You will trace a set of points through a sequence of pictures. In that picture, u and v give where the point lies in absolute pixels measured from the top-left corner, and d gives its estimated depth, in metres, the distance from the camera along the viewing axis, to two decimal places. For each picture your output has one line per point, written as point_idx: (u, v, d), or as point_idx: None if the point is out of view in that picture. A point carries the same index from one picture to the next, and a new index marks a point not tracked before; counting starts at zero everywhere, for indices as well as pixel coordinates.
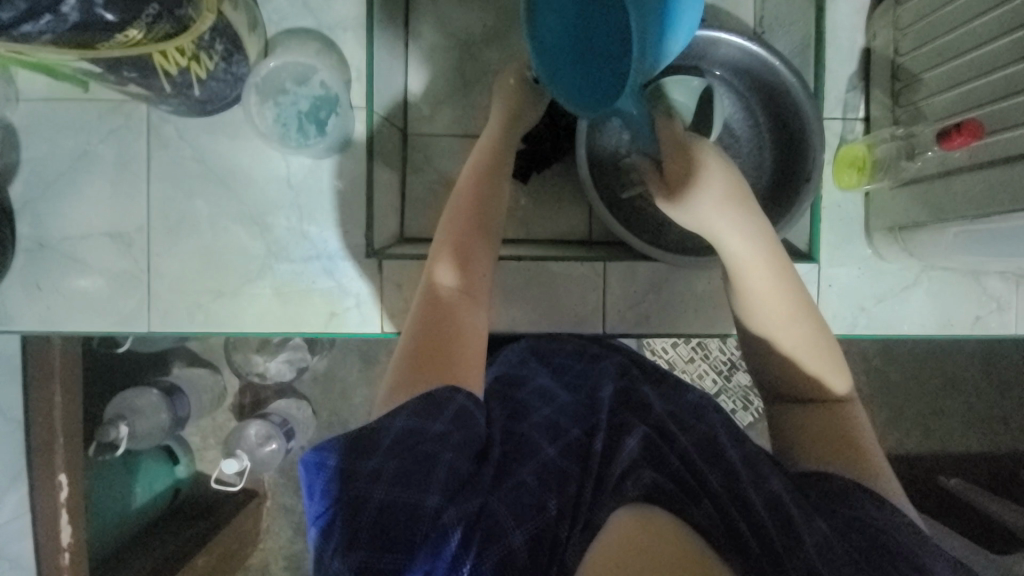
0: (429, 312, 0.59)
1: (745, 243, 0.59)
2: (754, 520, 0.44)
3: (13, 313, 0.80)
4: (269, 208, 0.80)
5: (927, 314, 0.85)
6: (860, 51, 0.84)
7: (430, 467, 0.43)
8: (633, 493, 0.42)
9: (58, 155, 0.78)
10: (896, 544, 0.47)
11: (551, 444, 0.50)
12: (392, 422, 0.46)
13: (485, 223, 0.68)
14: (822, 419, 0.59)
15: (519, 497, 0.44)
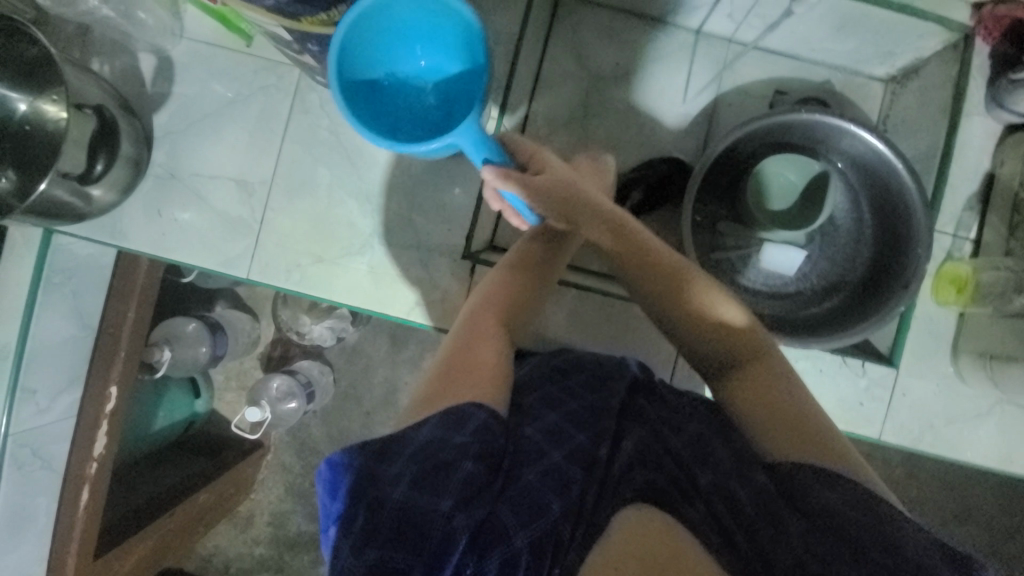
0: (461, 347, 0.61)
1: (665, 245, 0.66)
2: (720, 514, 0.52)
3: (126, 231, 0.84)
4: (385, 191, 0.84)
5: (992, 445, 0.84)
6: (984, 173, 0.85)
7: (447, 470, 0.49)
8: (631, 495, 0.51)
9: (207, 96, 0.83)
10: (863, 533, 0.50)
11: (556, 449, 0.54)
12: (415, 434, 0.52)
13: (538, 271, 0.70)
14: (755, 375, 0.60)
15: (525, 501, 0.48)
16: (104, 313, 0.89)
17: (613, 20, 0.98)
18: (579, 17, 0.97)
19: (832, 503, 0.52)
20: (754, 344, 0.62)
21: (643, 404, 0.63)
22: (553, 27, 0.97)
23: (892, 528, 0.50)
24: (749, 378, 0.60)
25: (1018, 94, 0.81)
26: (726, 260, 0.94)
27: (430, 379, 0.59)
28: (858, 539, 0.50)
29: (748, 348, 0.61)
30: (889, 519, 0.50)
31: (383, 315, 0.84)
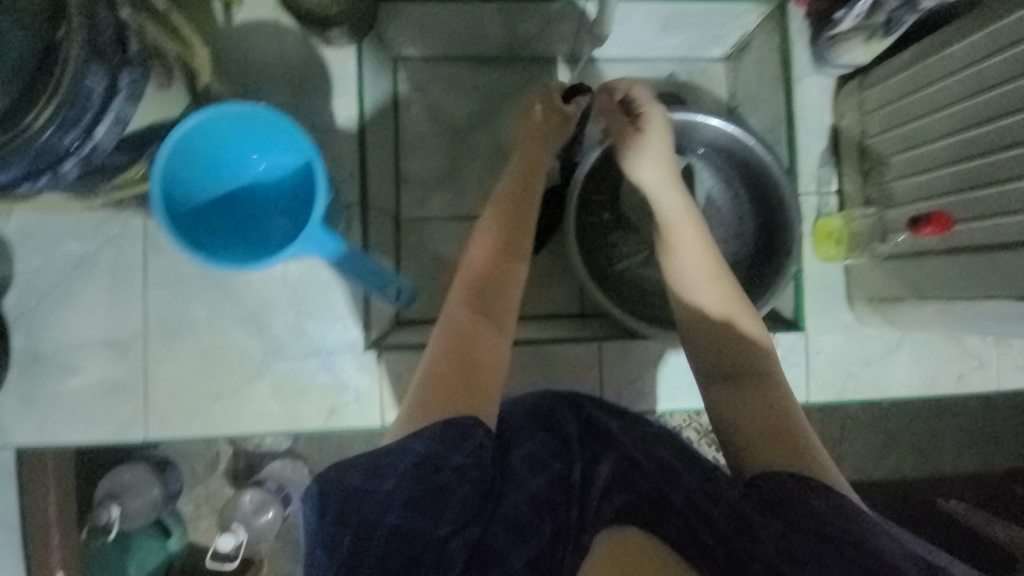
0: (459, 341, 0.54)
1: (677, 224, 0.62)
2: (694, 516, 0.47)
3: (11, 425, 0.79)
4: (267, 308, 0.81)
5: (911, 375, 0.88)
6: (829, 128, 0.88)
7: (444, 499, 0.44)
8: (609, 517, 0.48)
9: (52, 265, 0.78)
10: (845, 534, 0.42)
11: (539, 475, 0.49)
12: (411, 445, 0.46)
13: (517, 250, 0.63)
14: (747, 390, 0.54)
15: (519, 524, 0.45)
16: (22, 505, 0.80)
17: (454, 69, 0.95)
18: (421, 72, 0.93)
19: (816, 509, 0.44)
20: (738, 334, 0.57)
21: (604, 421, 0.57)
22: (400, 89, 0.93)
23: (875, 535, 0.42)
24: (743, 386, 0.54)
25: (836, 50, 0.82)
26: (626, 269, 0.90)
27: (430, 373, 0.52)
28: (842, 545, 0.42)
29: (734, 349, 0.56)
30: (865, 518, 0.43)
31: (299, 432, 0.81)
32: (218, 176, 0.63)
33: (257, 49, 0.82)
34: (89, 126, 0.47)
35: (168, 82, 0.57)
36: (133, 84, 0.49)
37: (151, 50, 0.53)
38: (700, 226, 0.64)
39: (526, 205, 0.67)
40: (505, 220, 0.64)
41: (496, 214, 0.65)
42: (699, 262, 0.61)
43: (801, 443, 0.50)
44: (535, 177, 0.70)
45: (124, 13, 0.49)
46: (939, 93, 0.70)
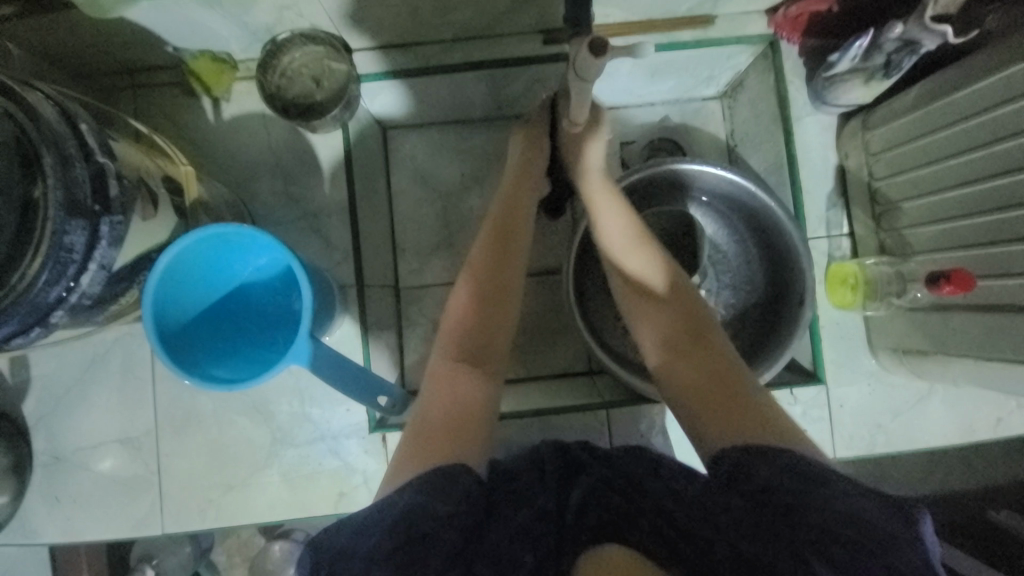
0: (451, 396, 0.56)
1: (618, 222, 0.67)
2: (665, 523, 0.46)
3: (36, 527, 0.81)
4: (271, 396, 0.81)
5: (947, 423, 0.82)
6: (835, 168, 0.85)
7: (428, 545, 0.45)
8: (585, 537, 0.47)
9: (67, 367, 0.81)
10: (802, 500, 0.45)
11: (521, 510, 0.49)
12: (396, 499, 0.48)
13: (505, 288, 0.63)
14: (699, 353, 0.58)
15: (500, 559, 0.45)
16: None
17: (443, 134, 0.93)
18: (410, 140, 0.93)
19: (772, 479, 0.47)
20: (672, 308, 0.62)
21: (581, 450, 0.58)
22: (391, 160, 0.92)
23: (827, 490, 0.45)
24: (683, 356, 0.58)
25: (835, 90, 0.78)
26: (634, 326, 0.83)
27: (424, 421, 0.55)
28: (798, 509, 0.45)
29: (687, 331, 0.60)
30: (816, 475, 0.46)
31: (311, 518, 0.81)
32: (210, 283, 0.64)
33: (246, 139, 0.83)
34: (73, 277, 0.48)
35: (154, 207, 0.60)
36: (114, 228, 0.50)
37: (129, 185, 0.54)
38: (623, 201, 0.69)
39: (510, 271, 0.63)
40: (484, 263, 0.63)
41: (478, 252, 0.65)
42: (623, 234, 0.66)
43: (745, 404, 0.53)
44: (520, 214, 0.67)
45: (101, 159, 0.50)
46: (945, 142, 0.68)
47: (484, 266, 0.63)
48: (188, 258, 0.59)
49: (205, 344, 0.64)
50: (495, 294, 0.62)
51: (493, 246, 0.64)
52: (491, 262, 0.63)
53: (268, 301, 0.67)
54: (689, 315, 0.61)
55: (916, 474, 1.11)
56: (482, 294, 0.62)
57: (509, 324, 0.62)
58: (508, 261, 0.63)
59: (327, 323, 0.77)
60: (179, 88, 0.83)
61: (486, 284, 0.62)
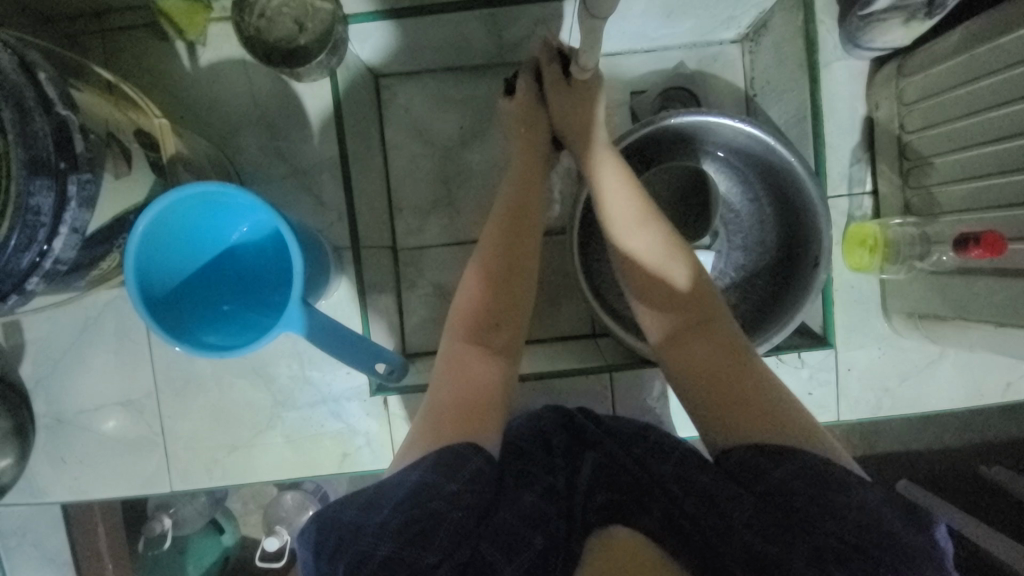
0: (462, 384, 0.55)
1: (622, 206, 0.62)
2: (677, 513, 0.49)
3: (46, 486, 0.82)
4: (270, 359, 0.80)
5: (956, 387, 0.80)
6: (862, 120, 0.78)
7: (434, 525, 0.45)
8: (595, 520, 0.51)
9: (61, 331, 0.79)
10: (806, 501, 0.46)
11: (528, 490, 0.51)
12: (410, 476, 0.49)
13: (522, 255, 0.61)
14: (702, 350, 0.55)
15: (506, 534, 0.46)
16: (74, 541, 0.94)
17: (440, 83, 0.86)
18: (404, 90, 0.86)
19: (779, 480, 0.47)
20: (678, 287, 0.58)
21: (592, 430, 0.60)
22: (384, 111, 0.86)
23: (837, 495, 0.45)
24: (682, 343, 0.57)
25: (870, 32, 0.71)
26: None
27: (434, 414, 0.54)
28: (804, 511, 0.45)
29: (693, 318, 0.57)
30: (828, 477, 0.46)
31: (316, 477, 0.82)
32: (197, 246, 0.62)
33: (227, 89, 0.77)
34: (45, 242, 0.45)
35: (127, 165, 0.56)
36: (85, 189, 0.47)
37: (96, 140, 0.50)
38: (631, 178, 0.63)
39: (524, 247, 0.61)
40: (499, 241, 0.61)
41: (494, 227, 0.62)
42: (631, 213, 0.61)
43: (750, 397, 0.52)
44: (536, 179, 0.66)
45: (63, 111, 0.45)
46: (989, 91, 0.62)
47: (502, 240, 0.61)
48: (169, 219, 0.56)
49: (196, 309, 0.61)
50: (509, 273, 0.60)
51: (513, 218, 0.62)
52: (505, 223, 0.62)
53: (263, 262, 0.65)
54: (693, 310, 0.57)
55: (913, 432, 1.12)
56: (494, 272, 0.60)
57: (524, 301, 0.60)
58: (525, 238, 0.62)
59: (322, 286, 0.74)
60: (151, 31, 0.76)
61: (502, 258, 0.60)
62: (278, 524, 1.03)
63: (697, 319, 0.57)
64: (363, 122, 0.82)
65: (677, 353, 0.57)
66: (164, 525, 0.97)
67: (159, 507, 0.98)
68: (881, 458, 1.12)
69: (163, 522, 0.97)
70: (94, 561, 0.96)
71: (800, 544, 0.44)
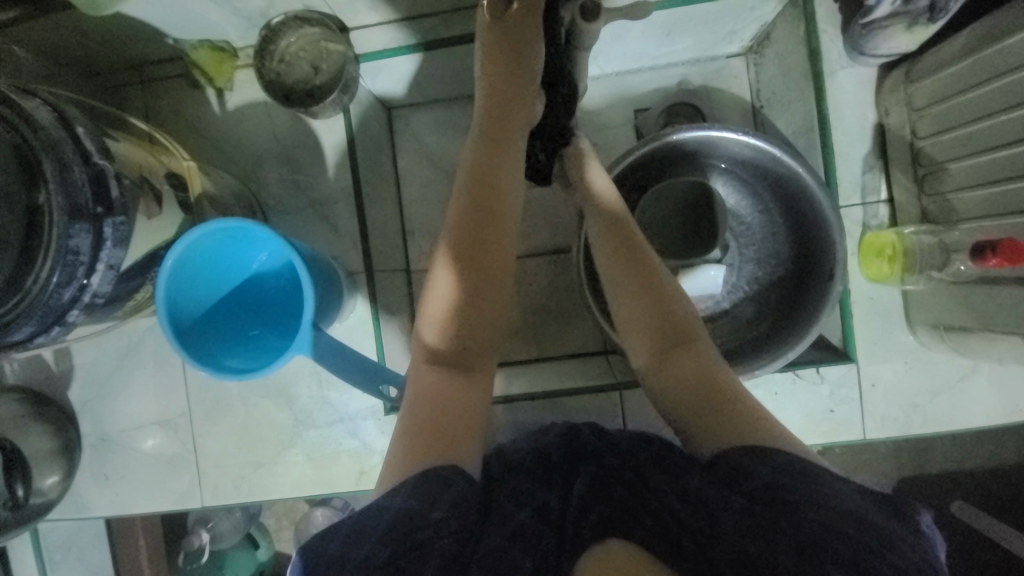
0: (439, 409, 0.54)
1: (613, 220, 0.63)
2: (672, 523, 0.46)
3: (92, 501, 0.88)
4: (291, 380, 0.84)
5: (994, 403, 0.75)
6: (872, 127, 0.77)
7: (421, 552, 0.45)
8: (590, 534, 0.47)
9: (106, 356, 0.86)
10: (797, 495, 0.44)
11: (521, 509, 0.50)
12: (390, 502, 0.48)
13: (494, 268, 0.57)
14: (690, 362, 0.56)
15: (496, 557, 0.45)
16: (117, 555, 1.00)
17: (448, 111, 0.90)
18: (415, 120, 0.90)
19: (766, 477, 0.46)
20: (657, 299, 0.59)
21: (586, 442, 0.59)
22: (396, 141, 0.91)
23: (823, 489, 0.44)
24: (672, 355, 0.57)
25: (873, 39, 0.70)
26: None
27: (411, 436, 0.53)
28: (794, 507, 0.44)
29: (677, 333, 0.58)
30: (812, 472, 0.46)
31: (335, 494, 0.85)
32: (223, 278, 0.67)
33: (251, 129, 0.84)
34: (84, 279, 0.50)
35: (157, 206, 0.62)
36: (118, 229, 0.52)
37: (129, 185, 0.55)
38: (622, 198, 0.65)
39: (500, 263, 0.58)
40: (466, 254, 0.57)
41: (453, 236, 0.58)
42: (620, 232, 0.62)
43: (734, 404, 0.53)
44: (503, 173, 0.59)
45: (99, 161, 0.50)
46: (999, 94, 0.60)
47: (459, 265, 0.57)
48: (181, 250, 0.59)
49: (213, 337, 0.65)
50: (476, 289, 0.57)
51: (481, 223, 0.57)
52: (472, 236, 0.57)
53: (280, 286, 0.69)
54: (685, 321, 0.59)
55: (960, 448, 1.05)
56: (459, 295, 0.57)
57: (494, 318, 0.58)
58: (496, 242, 0.58)
59: (336, 308, 0.77)
60: (184, 80, 0.83)
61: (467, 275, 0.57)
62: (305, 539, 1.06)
63: (685, 332, 0.58)
64: (377, 152, 0.87)
65: (661, 364, 0.57)
66: (200, 540, 1.01)
67: (197, 522, 1.03)
68: (929, 477, 1.06)
69: (200, 536, 1.02)
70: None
71: (788, 541, 0.42)
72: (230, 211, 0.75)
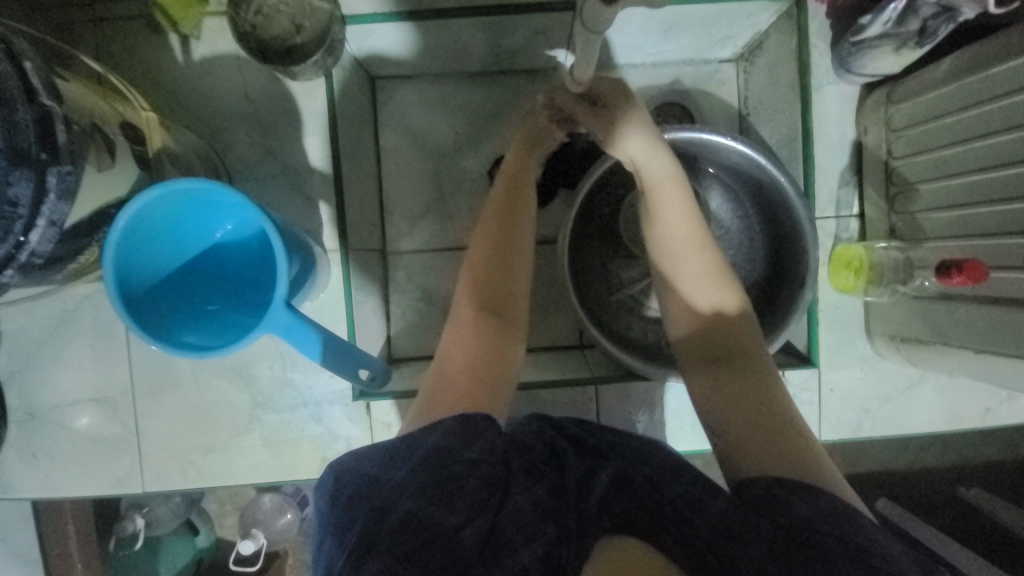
0: (477, 355, 0.55)
1: (676, 215, 0.58)
2: (694, 532, 0.45)
3: (14, 483, 0.79)
4: (251, 360, 0.79)
5: (935, 411, 0.81)
6: (851, 143, 0.80)
7: (453, 490, 0.44)
8: (607, 524, 0.47)
9: (37, 323, 0.77)
10: (833, 542, 0.43)
11: (540, 483, 0.46)
12: (429, 437, 0.47)
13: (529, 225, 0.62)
14: (741, 370, 0.54)
15: (522, 521, 0.43)
16: (41, 540, 0.91)
17: (437, 87, 0.86)
18: (401, 94, 0.86)
19: (805, 516, 0.44)
20: (724, 306, 0.56)
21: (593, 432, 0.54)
22: (380, 113, 0.86)
23: (859, 539, 0.43)
24: (722, 363, 0.55)
25: (862, 57, 0.72)
26: (628, 298, 0.81)
27: (447, 374, 0.54)
28: (829, 552, 0.43)
29: (726, 334, 0.56)
30: (851, 519, 0.45)
31: (294, 482, 0.81)
32: (185, 244, 0.61)
33: (219, 84, 0.76)
34: (20, 235, 0.44)
35: (109, 159, 0.55)
36: (65, 180, 0.45)
37: (79, 132, 0.49)
38: (685, 188, 0.60)
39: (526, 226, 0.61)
40: (509, 209, 0.62)
41: (502, 191, 0.63)
42: (684, 225, 0.58)
43: (783, 414, 0.51)
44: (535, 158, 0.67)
45: (47, 102, 0.44)
46: (975, 122, 0.64)
47: (504, 221, 0.61)
48: (143, 210, 0.54)
49: (171, 309, 0.60)
50: (514, 240, 0.60)
51: (516, 185, 0.63)
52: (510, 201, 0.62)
53: (236, 256, 0.64)
54: (743, 331, 0.56)
55: (894, 450, 1.13)
56: (504, 249, 0.59)
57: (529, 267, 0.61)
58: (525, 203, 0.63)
59: (308, 286, 0.73)
60: (143, 23, 0.75)
61: (496, 256, 0.59)
62: (255, 526, 1.01)
63: (739, 343, 0.55)
64: (359, 122, 0.81)
65: (711, 367, 0.55)
66: (136, 526, 0.94)
67: (131, 507, 0.95)
68: (864, 478, 1.13)
69: (136, 522, 0.94)
70: (61, 564, 0.93)
71: None
72: (192, 172, 0.68)
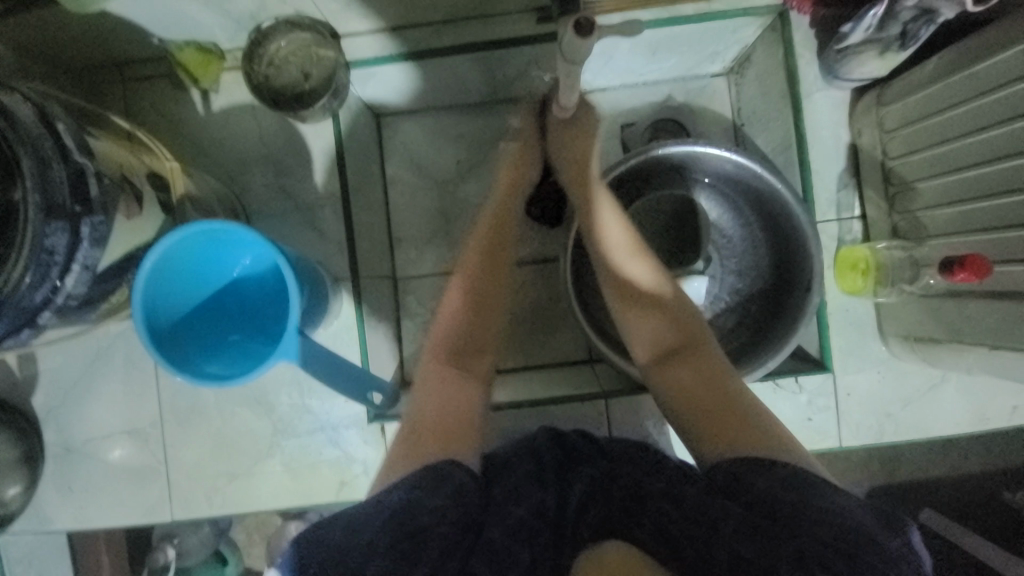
0: (447, 407, 0.55)
1: (613, 229, 0.63)
2: (666, 522, 0.47)
3: (54, 515, 0.83)
4: (269, 388, 0.82)
5: (961, 412, 0.78)
6: (847, 147, 0.81)
7: (423, 539, 0.46)
8: (587, 535, 0.49)
9: (74, 362, 0.82)
10: (792, 507, 0.45)
11: (519, 504, 0.49)
12: (392, 495, 0.48)
13: (503, 271, 0.63)
14: (689, 366, 0.56)
15: (496, 552, 0.45)
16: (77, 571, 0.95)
17: (438, 120, 0.91)
18: (404, 128, 0.91)
19: (764, 490, 0.47)
20: (664, 304, 0.60)
21: (583, 446, 0.59)
22: (385, 147, 0.91)
23: (818, 502, 0.45)
24: (671, 360, 0.58)
25: (848, 63, 0.74)
26: None
27: (415, 428, 0.54)
28: (790, 516, 0.45)
29: (676, 333, 0.59)
30: (807, 482, 0.46)
31: (315, 506, 0.83)
32: (202, 282, 0.65)
33: (236, 130, 0.82)
34: (58, 279, 0.48)
35: (138, 207, 0.60)
36: (96, 228, 0.50)
37: (110, 184, 0.54)
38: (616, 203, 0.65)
39: (504, 274, 0.63)
40: (478, 262, 0.63)
41: (472, 242, 0.64)
42: (619, 237, 0.63)
43: (736, 404, 0.53)
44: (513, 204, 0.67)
45: (79, 158, 0.49)
46: (963, 118, 0.64)
47: (480, 274, 0.62)
48: (159, 252, 0.58)
49: (189, 343, 0.63)
50: (490, 288, 0.62)
51: (494, 229, 0.64)
52: (483, 252, 0.63)
53: (249, 290, 0.67)
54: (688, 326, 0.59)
55: (931, 456, 1.08)
56: (474, 301, 0.61)
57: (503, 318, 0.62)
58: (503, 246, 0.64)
59: (321, 314, 0.76)
60: (167, 81, 0.82)
61: (471, 308, 0.61)
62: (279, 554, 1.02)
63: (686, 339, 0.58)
64: (365, 157, 0.86)
65: (660, 368, 0.58)
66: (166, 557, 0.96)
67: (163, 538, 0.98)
68: (900, 485, 1.09)
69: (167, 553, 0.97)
70: None
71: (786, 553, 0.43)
72: (212, 213, 0.73)
